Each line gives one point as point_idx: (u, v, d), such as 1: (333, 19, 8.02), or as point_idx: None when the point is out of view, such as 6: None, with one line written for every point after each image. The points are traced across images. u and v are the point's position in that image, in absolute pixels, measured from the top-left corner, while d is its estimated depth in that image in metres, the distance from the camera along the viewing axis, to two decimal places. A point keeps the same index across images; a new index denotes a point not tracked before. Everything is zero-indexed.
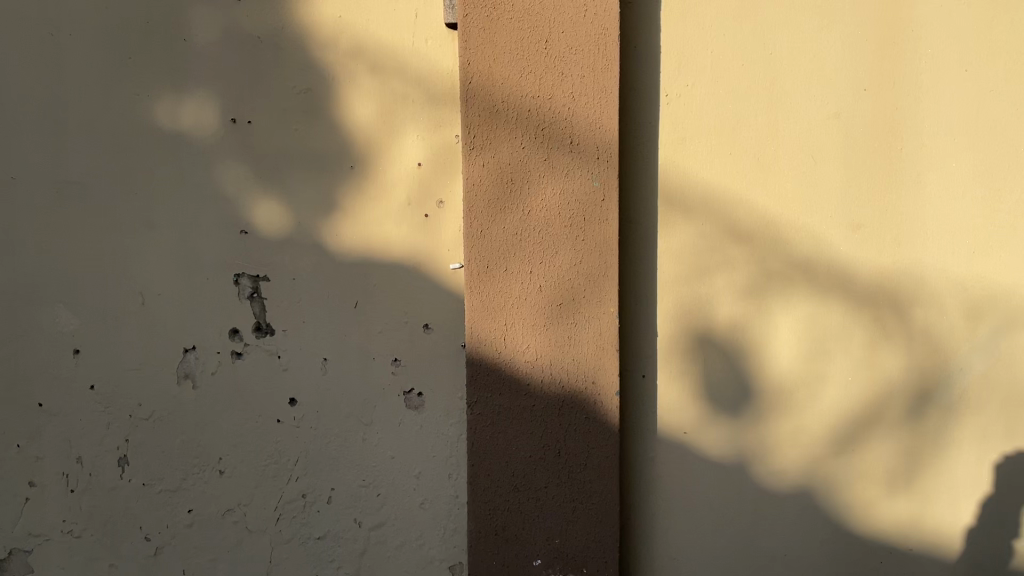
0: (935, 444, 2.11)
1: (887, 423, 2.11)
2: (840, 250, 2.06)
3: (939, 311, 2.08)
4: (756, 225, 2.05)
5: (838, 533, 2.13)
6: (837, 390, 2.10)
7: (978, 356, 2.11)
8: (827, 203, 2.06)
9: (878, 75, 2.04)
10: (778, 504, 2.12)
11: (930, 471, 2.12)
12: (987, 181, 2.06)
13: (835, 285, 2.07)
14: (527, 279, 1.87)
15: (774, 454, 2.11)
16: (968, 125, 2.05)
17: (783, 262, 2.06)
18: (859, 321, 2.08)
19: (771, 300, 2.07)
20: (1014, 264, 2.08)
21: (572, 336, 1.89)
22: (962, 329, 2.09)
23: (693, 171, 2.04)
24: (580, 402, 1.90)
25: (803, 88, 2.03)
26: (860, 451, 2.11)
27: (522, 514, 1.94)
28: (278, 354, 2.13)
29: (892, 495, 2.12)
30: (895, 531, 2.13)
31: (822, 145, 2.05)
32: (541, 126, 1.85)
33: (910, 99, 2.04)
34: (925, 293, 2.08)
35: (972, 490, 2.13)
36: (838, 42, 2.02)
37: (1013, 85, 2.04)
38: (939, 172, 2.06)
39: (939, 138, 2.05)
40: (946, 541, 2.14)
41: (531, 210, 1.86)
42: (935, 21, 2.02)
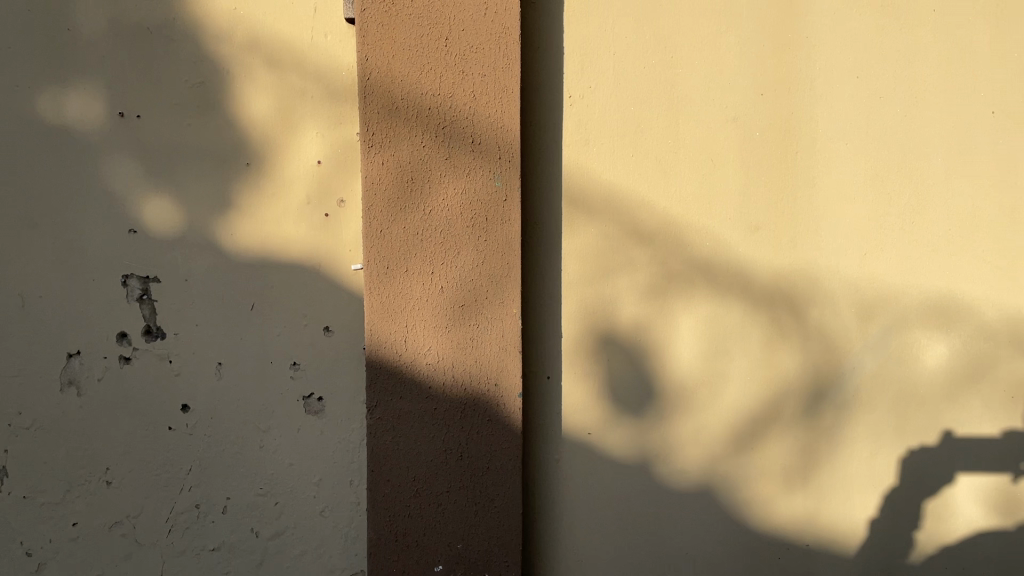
0: (829, 441, 2.17)
1: (785, 421, 2.15)
2: (737, 250, 2.11)
3: (833, 310, 2.14)
4: (657, 227, 2.08)
5: (738, 530, 2.17)
6: (735, 389, 2.13)
7: (870, 354, 2.16)
8: (725, 205, 2.10)
9: (776, 80, 2.08)
10: (680, 503, 2.15)
11: (825, 469, 2.17)
12: (878, 186, 2.13)
13: (734, 285, 2.11)
14: (429, 281, 1.84)
15: (677, 452, 2.13)
16: (860, 130, 2.11)
17: (684, 263, 2.09)
18: (758, 320, 2.12)
19: (673, 300, 2.10)
20: (904, 265, 2.15)
21: (473, 337, 1.86)
22: (855, 330, 2.15)
23: (596, 172, 2.05)
24: (483, 405, 1.88)
25: (702, 91, 2.07)
26: (759, 449, 2.15)
27: (424, 520, 1.89)
28: (169, 358, 2.04)
29: (789, 493, 2.17)
30: (792, 527, 2.18)
31: (719, 147, 2.09)
32: (441, 124, 1.82)
33: (805, 104, 2.09)
34: (819, 293, 2.13)
35: (864, 485, 2.19)
36: (735, 48, 2.07)
37: (900, 91, 2.11)
38: (832, 175, 2.12)
39: (833, 142, 2.11)
40: (843, 535, 2.20)
41: (433, 210, 1.83)
42: (829, 28, 2.08)
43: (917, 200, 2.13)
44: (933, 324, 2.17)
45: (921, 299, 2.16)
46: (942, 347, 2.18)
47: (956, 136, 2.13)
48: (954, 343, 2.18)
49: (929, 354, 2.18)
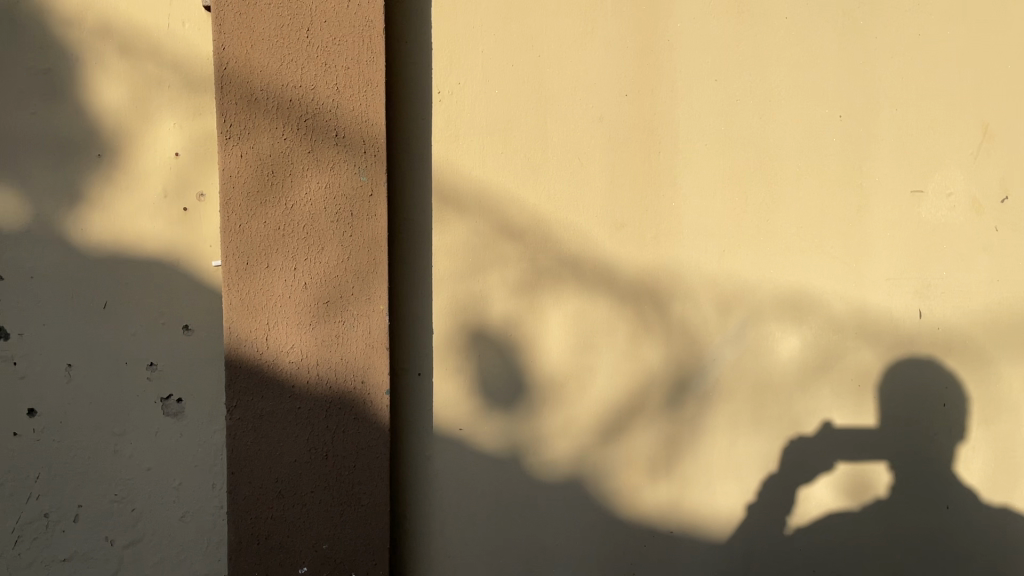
0: (692, 431, 2.25)
1: (649, 412, 2.22)
2: (602, 246, 2.16)
3: (694, 304, 2.22)
4: (526, 223, 2.11)
5: (605, 519, 2.22)
6: (602, 382, 2.18)
7: (729, 346, 2.25)
8: (590, 203, 2.15)
9: (639, 82, 2.15)
10: (550, 495, 2.18)
11: (688, 458, 2.25)
12: (736, 185, 2.22)
13: (601, 281, 2.16)
14: (292, 277, 1.80)
15: (547, 445, 2.17)
16: (719, 132, 2.20)
17: (553, 259, 2.14)
18: (622, 315, 2.18)
19: (542, 296, 2.13)
20: (760, 263, 2.24)
21: (339, 334, 1.83)
22: (715, 323, 2.23)
23: (466, 169, 2.07)
24: (349, 403, 1.85)
25: (569, 90, 2.12)
26: (625, 440, 2.21)
27: (287, 521, 1.85)
28: (14, 360, 1.92)
29: (653, 482, 2.23)
30: (657, 515, 2.25)
31: (585, 147, 2.14)
32: (303, 118, 1.78)
33: (667, 106, 2.17)
34: (681, 288, 2.21)
35: (724, 472, 2.27)
36: (601, 49, 2.12)
37: (755, 95, 2.20)
38: (693, 176, 2.20)
39: (693, 144, 2.19)
40: (705, 521, 2.27)
41: (295, 205, 1.79)
42: (689, 33, 2.16)
43: (772, 199, 2.23)
44: (787, 317, 2.27)
45: (775, 293, 2.25)
46: (794, 339, 2.28)
47: (807, 138, 2.24)
48: (806, 335, 2.28)
49: (782, 346, 2.27)
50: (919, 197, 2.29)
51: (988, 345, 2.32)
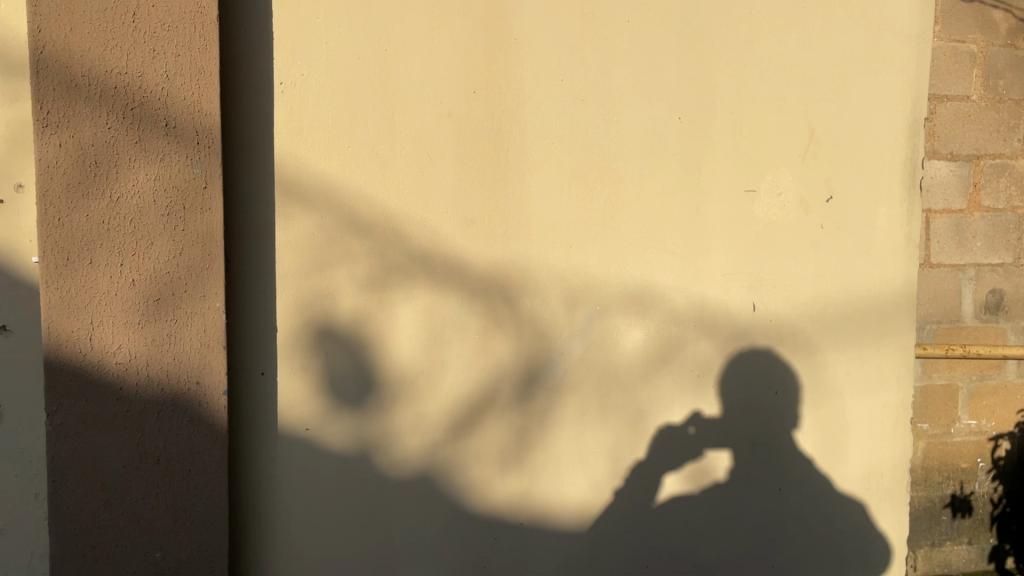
0: (541, 424, 2.27)
1: (499, 406, 2.23)
2: (451, 242, 2.16)
3: (542, 298, 2.26)
4: (375, 219, 2.09)
5: (457, 514, 2.21)
6: (453, 378, 2.19)
7: (577, 340, 2.30)
8: (440, 199, 2.15)
9: (487, 80, 2.17)
10: (400, 492, 2.16)
11: (537, 450, 2.27)
12: (582, 182, 2.27)
13: (451, 277, 2.17)
14: (118, 273, 1.73)
15: (397, 443, 2.15)
16: (566, 130, 2.24)
17: (403, 255, 2.12)
18: (472, 310, 2.19)
19: (392, 293, 2.12)
20: (606, 258, 2.30)
21: (171, 333, 1.77)
22: (563, 317, 2.28)
23: (311, 163, 2.03)
24: (182, 405, 1.79)
25: (417, 86, 2.11)
26: (475, 434, 2.21)
27: (116, 530, 1.77)
28: None
29: (504, 475, 2.24)
30: (508, 507, 2.26)
31: (434, 142, 2.14)
32: (129, 106, 1.71)
33: (515, 103, 2.20)
34: (530, 283, 2.24)
35: (572, 462, 2.31)
36: (449, 45, 2.13)
37: (599, 95, 2.26)
38: (541, 173, 2.23)
39: (542, 141, 2.23)
40: (554, 512, 2.30)
41: (121, 197, 1.72)
42: (535, 31, 2.20)
43: (617, 196, 2.30)
44: (630, 310, 2.34)
45: (620, 287, 2.32)
46: (638, 332, 2.35)
47: (649, 138, 2.32)
48: (648, 328, 2.36)
49: (627, 338, 2.34)
50: (753, 197, 2.41)
51: (815, 334, 2.47)
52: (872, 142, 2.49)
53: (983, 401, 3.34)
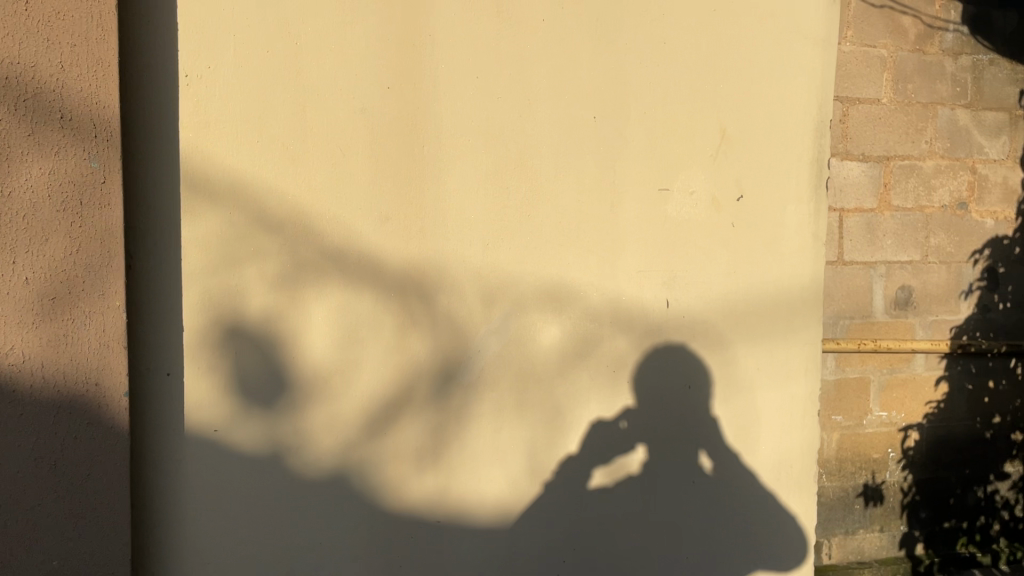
0: (457, 422, 2.26)
1: (415, 405, 2.22)
2: (365, 238, 2.14)
3: (457, 296, 2.25)
4: (287, 216, 2.06)
5: (371, 514, 2.18)
6: (368, 376, 2.16)
7: (494, 337, 2.29)
8: (352, 195, 2.13)
9: (401, 75, 2.15)
10: (312, 493, 2.12)
11: (453, 448, 2.26)
12: (497, 180, 2.27)
13: (365, 274, 2.14)
14: (9, 271, 1.67)
15: (309, 443, 2.12)
16: (480, 127, 2.24)
17: (315, 253, 2.09)
18: (388, 308, 2.17)
19: (304, 291, 2.09)
20: (522, 256, 2.31)
21: (68, 332, 1.73)
22: (479, 313, 2.27)
23: (218, 158, 1.99)
24: (81, 405, 1.75)
25: (329, 80, 2.08)
26: (390, 433, 2.19)
27: (10, 540, 1.68)
28: None
29: (420, 473, 2.22)
30: (424, 506, 2.23)
31: (347, 138, 2.11)
32: (22, 97, 1.66)
33: (430, 100, 2.19)
34: (446, 281, 2.23)
35: (489, 460, 2.30)
36: (361, 39, 2.11)
37: (515, 92, 2.27)
38: (456, 170, 2.23)
39: (457, 138, 2.22)
40: (471, 509, 2.28)
41: (12, 192, 1.66)
42: (450, 28, 2.19)
43: (532, 194, 2.31)
44: (546, 308, 2.35)
45: (536, 284, 2.33)
46: (555, 328, 2.36)
47: (564, 136, 2.33)
48: (564, 325, 2.37)
49: (543, 335, 2.35)
50: (666, 195, 2.45)
51: (726, 330, 2.53)
52: (780, 143, 2.56)
53: (845, 397, 3.97)
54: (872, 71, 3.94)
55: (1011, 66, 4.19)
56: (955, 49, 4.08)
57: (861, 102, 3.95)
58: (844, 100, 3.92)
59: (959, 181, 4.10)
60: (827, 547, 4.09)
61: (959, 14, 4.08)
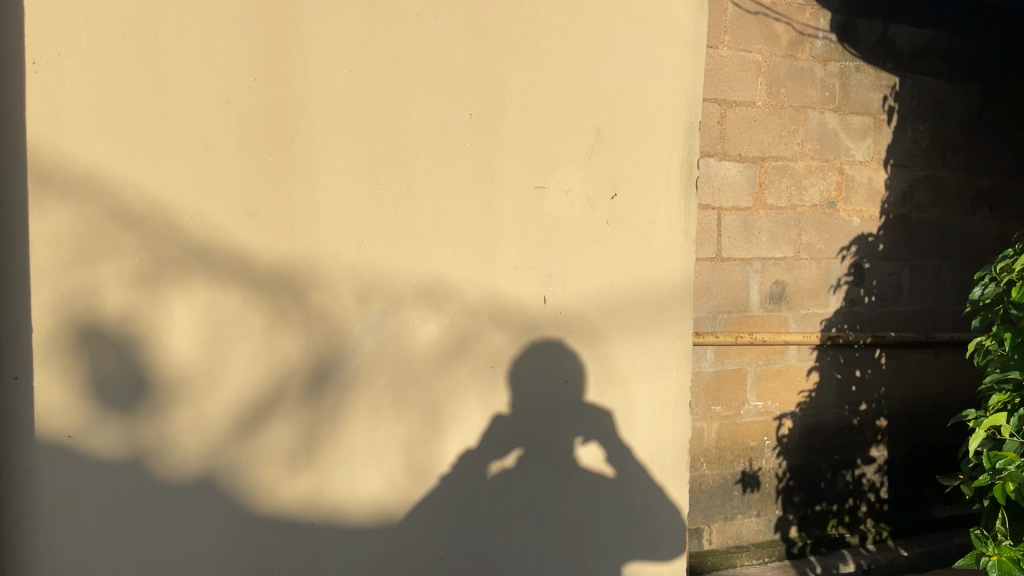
0: (331, 421, 2.22)
1: (287, 405, 2.17)
2: (232, 235, 2.09)
3: (332, 294, 2.21)
4: (147, 211, 2.00)
5: (240, 518, 2.12)
6: (237, 376, 2.11)
7: (370, 335, 2.26)
8: (218, 190, 2.08)
9: (269, 67, 2.12)
10: (176, 498, 2.05)
11: (327, 447, 2.22)
12: (371, 177, 2.25)
13: (232, 271, 2.09)
14: None
15: (173, 446, 2.05)
16: (353, 122, 2.22)
17: (178, 249, 2.03)
18: (257, 305, 2.12)
19: (165, 289, 2.02)
20: (399, 253, 2.29)
21: None
22: (354, 311, 2.24)
23: (70, 149, 1.92)
24: None
25: (191, 71, 2.03)
26: (260, 434, 2.14)
27: None
28: None
29: (292, 474, 2.18)
30: (296, 508, 2.18)
31: (211, 132, 2.06)
32: None
33: (300, 94, 2.15)
34: (318, 278, 2.19)
35: (365, 458, 2.27)
36: (226, 30, 2.07)
37: (389, 88, 2.25)
38: (329, 165, 2.20)
39: (329, 133, 2.19)
40: (345, 509, 2.24)
41: None
42: (320, 21, 2.17)
43: (408, 190, 2.29)
44: (423, 305, 2.33)
45: (412, 281, 2.31)
46: (432, 326, 2.34)
47: (440, 133, 2.33)
48: (443, 322, 2.35)
49: (421, 332, 2.33)
50: (542, 193, 2.47)
51: (602, 325, 2.56)
52: (653, 143, 2.62)
53: (727, 386, 4.20)
54: (748, 75, 4.11)
55: (874, 74, 4.45)
56: (824, 56, 4.30)
57: (738, 104, 4.11)
58: (721, 102, 4.07)
59: (828, 181, 4.37)
60: (707, 532, 4.23)
61: (828, 23, 4.30)
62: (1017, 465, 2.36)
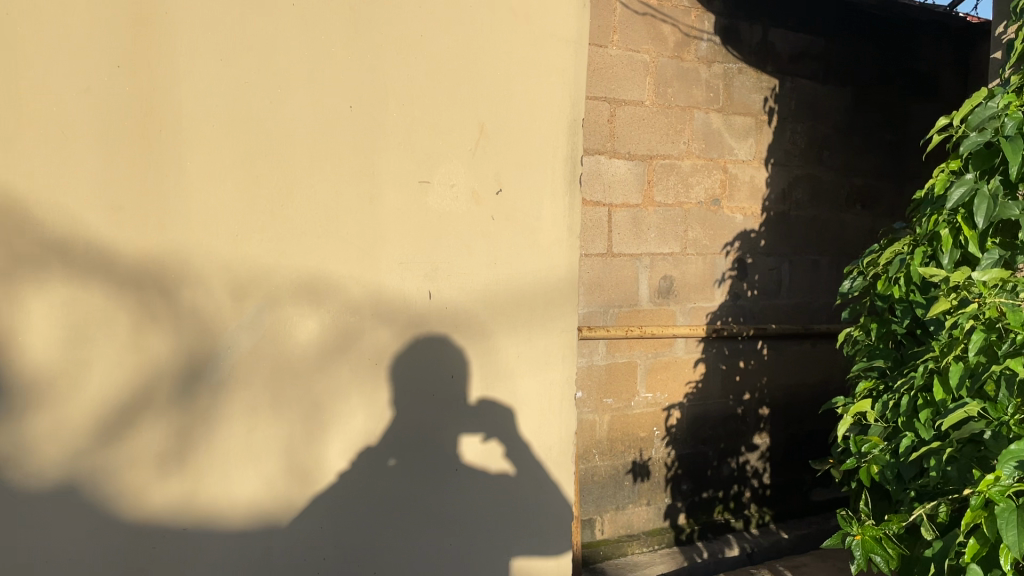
0: (205, 423, 2.15)
1: (157, 406, 2.09)
2: (93, 228, 2.02)
3: (204, 290, 2.14)
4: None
5: (105, 525, 2.04)
6: (101, 377, 2.03)
7: (244, 333, 2.20)
8: (78, 182, 2.01)
9: (133, 55, 2.06)
10: (34, 505, 1.97)
11: (201, 450, 2.15)
12: (244, 169, 2.18)
13: (95, 267, 2.03)
14: None
15: (31, 451, 1.97)
16: (225, 113, 2.15)
17: (35, 244, 1.97)
18: (123, 303, 2.05)
19: (21, 288, 1.96)
20: (276, 248, 2.23)
21: None
22: (228, 310, 2.17)
23: None
24: None
25: (48, 57, 1.98)
26: (127, 438, 2.06)
27: None
28: None
29: (162, 479, 2.10)
30: (167, 514, 2.10)
31: (70, 121, 2.01)
32: None
33: (166, 84, 2.09)
34: (189, 275, 2.12)
35: (242, 461, 2.20)
36: (86, 16, 2.01)
37: (262, 78, 2.19)
38: (200, 158, 2.13)
39: (198, 124, 2.13)
40: (220, 513, 2.17)
41: None
42: (188, 9, 2.11)
43: (284, 183, 2.23)
44: (303, 302, 2.27)
45: (291, 278, 2.25)
46: (313, 323, 2.29)
47: (318, 125, 2.27)
48: (323, 319, 2.30)
49: (300, 330, 2.27)
50: (425, 187, 2.45)
51: (488, 321, 2.56)
52: (538, 139, 2.63)
53: (619, 379, 4.28)
54: (636, 75, 4.20)
55: (756, 75, 4.61)
56: (708, 57, 4.44)
57: (627, 103, 4.19)
58: (611, 101, 4.14)
59: (713, 179, 4.51)
60: (599, 523, 4.29)
61: (712, 25, 4.43)
62: (880, 449, 2.48)
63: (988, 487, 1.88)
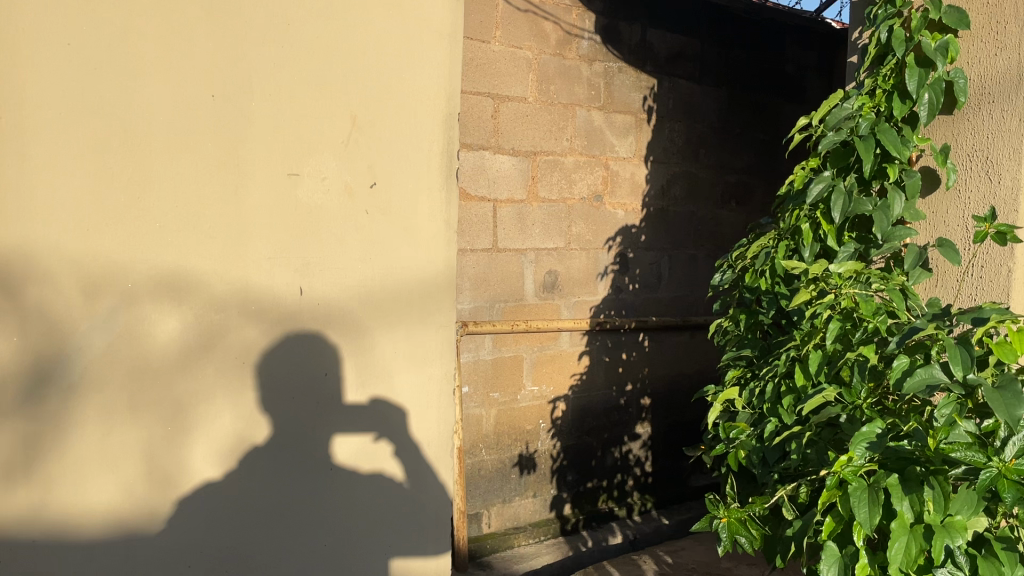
0: (55, 427, 2.05)
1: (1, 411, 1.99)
2: None
3: (52, 288, 2.04)
4: None
5: None
6: None
7: (97, 333, 2.10)
8: None
9: None
10: None
11: (51, 456, 2.05)
12: (95, 160, 2.09)
13: None
14: None
15: None
16: (72, 100, 2.06)
17: None
18: None
19: None
20: (130, 242, 2.13)
21: None
22: (78, 307, 2.07)
23: None
24: None
25: None
26: None
27: None
28: None
29: (7, 487, 2.00)
30: (13, 525, 2.01)
31: None
32: None
33: (8, 68, 1.99)
34: (35, 272, 2.03)
35: (96, 468, 2.10)
36: None
37: (113, 63, 2.10)
38: (45, 147, 2.03)
39: (43, 111, 2.03)
40: (74, 522, 2.08)
41: None
42: None
43: (138, 174, 2.14)
44: (163, 299, 2.18)
45: (147, 273, 2.16)
46: (173, 322, 2.20)
47: (176, 113, 2.18)
48: (185, 317, 2.22)
49: (160, 329, 2.18)
50: (295, 180, 2.38)
51: (364, 317, 2.51)
52: (412, 131, 2.59)
53: (506, 373, 4.31)
54: (519, 71, 4.23)
55: (635, 75, 4.72)
56: (589, 56, 4.51)
57: (511, 100, 4.21)
58: (494, 97, 4.15)
59: (595, 176, 4.59)
60: (486, 516, 4.32)
61: (593, 25, 4.51)
62: (747, 435, 2.58)
63: (841, 467, 1.97)
